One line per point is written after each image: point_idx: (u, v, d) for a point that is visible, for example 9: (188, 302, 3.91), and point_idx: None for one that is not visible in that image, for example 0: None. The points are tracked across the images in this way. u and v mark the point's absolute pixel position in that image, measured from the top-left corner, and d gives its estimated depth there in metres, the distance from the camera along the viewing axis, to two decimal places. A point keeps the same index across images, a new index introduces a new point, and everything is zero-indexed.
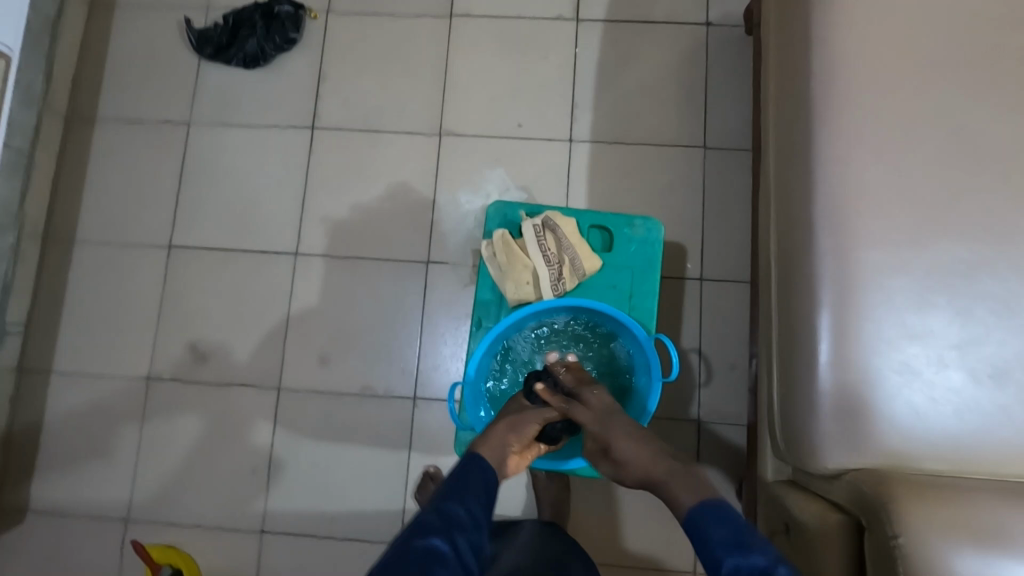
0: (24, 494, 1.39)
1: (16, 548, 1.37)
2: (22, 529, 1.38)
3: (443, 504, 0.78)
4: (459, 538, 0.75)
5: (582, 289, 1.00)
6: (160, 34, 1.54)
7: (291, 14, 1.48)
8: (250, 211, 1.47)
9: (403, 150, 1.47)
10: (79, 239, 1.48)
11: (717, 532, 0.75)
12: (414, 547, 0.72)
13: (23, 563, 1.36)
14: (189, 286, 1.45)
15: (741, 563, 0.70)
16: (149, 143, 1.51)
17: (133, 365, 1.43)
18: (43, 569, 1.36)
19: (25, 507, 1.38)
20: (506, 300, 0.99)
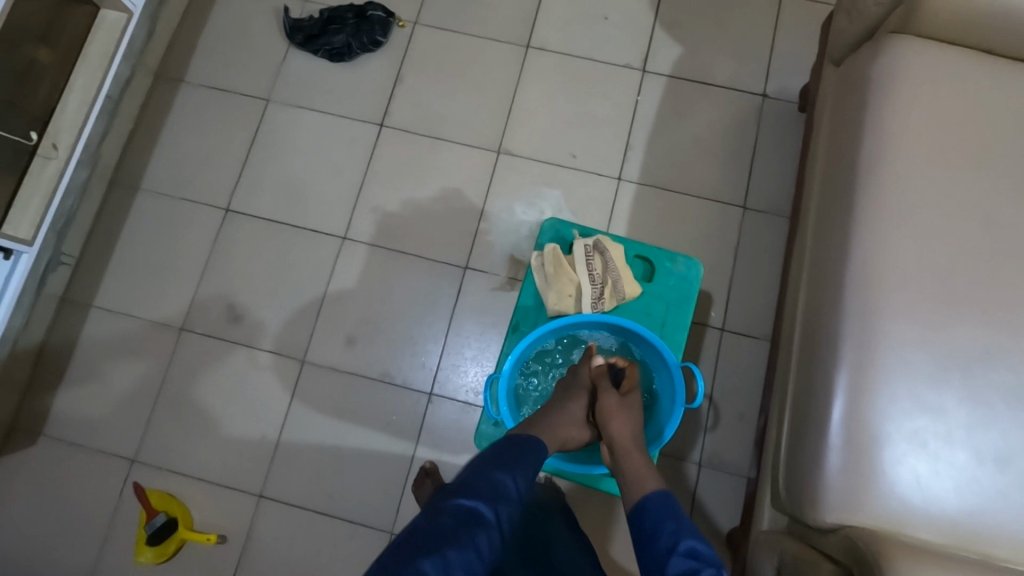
0: (40, 420, 1.43)
1: (21, 469, 1.41)
2: (30, 452, 1.41)
3: (493, 471, 0.83)
4: (501, 506, 0.79)
5: (620, 310, 1.05)
6: (258, 15, 1.66)
7: (382, 20, 1.60)
8: (309, 191, 1.55)
9: (462, 160, 1.55)
10: (144, 187, 1.56)
11: (666, 522, 0.83)
12: (462, 505, 0.77)
13: (25, 484, 1.40)
14: (238, 250, 1.52)
15: (698, 550, 0.79)
16: (227, 112, 1.61)
17: (170, 314, 1.48)
18: (42, 493, 1.39)
19: (38, 432, 1.42)
20: (547, 308, 1.04)
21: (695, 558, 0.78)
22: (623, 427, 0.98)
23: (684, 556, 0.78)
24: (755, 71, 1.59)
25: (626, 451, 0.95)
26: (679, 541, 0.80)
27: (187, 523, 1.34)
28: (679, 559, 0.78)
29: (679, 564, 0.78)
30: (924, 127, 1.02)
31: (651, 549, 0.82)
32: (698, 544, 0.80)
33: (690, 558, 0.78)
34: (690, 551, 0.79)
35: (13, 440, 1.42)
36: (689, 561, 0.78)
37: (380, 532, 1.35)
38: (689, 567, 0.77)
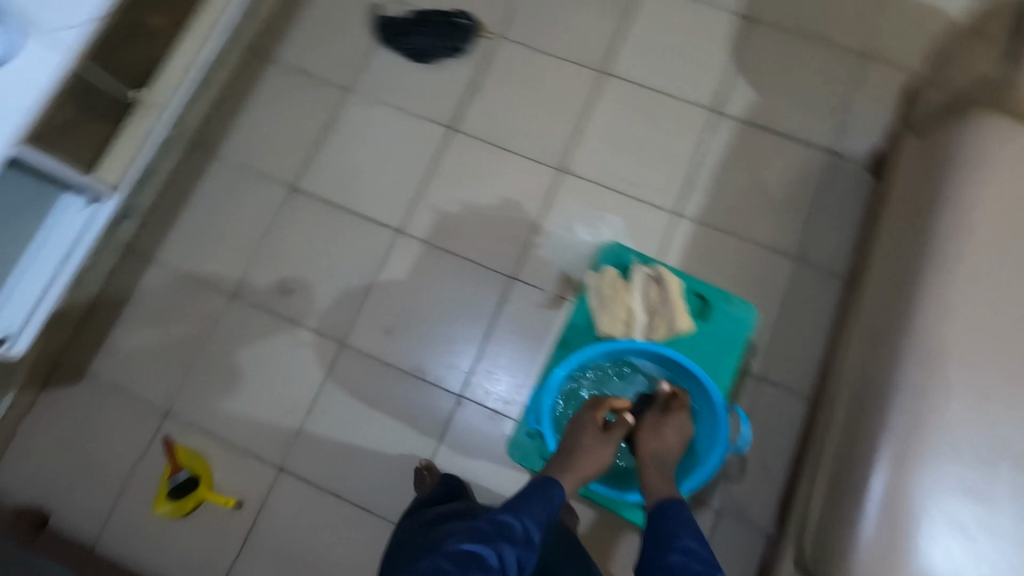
0: (86, 360, 1.48)
1: (60, 403, 1.46)
2: (72, 389, 1.47)
3: (502, 515, 0.89)
4: (506, 550, 0.85)
5: (670, 343, 1.05)
6: (350, 7, 1.72)
7: (467, 29, 1.67)
8: (372, 181, 1.59)
9: (524, 174, 1.58)
10: (218, 154, 1.63)
11: (670, 525, 0.89)
12: (465, 548, 0.83)
13: (62, 418, 1.45)
14: (296, 227, 1.56)
15: (693, 550, 0.85)
16: (306, 93, 1.66)
17: (222, 278, 1.52)
18: (77, 430, 1.44)
19: (81, 370, 1.47)
20: (597, 331, 1.06)
21: (691, 559, 0.84)
22: (656, 444, 1.02)
23: (683, 553, 0.84)
24: (828, 129, 1.59)
25: (654, 466, 0.99)
26: (677, 537, 0.87)
27: (207, 483, 1.38)
28: (677, 554, 0.84)
29: (679, 560, 0.84)
30: (1004, 208, 1.01)
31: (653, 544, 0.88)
32: (695, 544, 0.86)
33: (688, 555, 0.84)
34: (688, 548, 0.85)
35: (57, 375, 1.47)
36: (685, 559, 0.84)
37: (385, 523, 1.37)
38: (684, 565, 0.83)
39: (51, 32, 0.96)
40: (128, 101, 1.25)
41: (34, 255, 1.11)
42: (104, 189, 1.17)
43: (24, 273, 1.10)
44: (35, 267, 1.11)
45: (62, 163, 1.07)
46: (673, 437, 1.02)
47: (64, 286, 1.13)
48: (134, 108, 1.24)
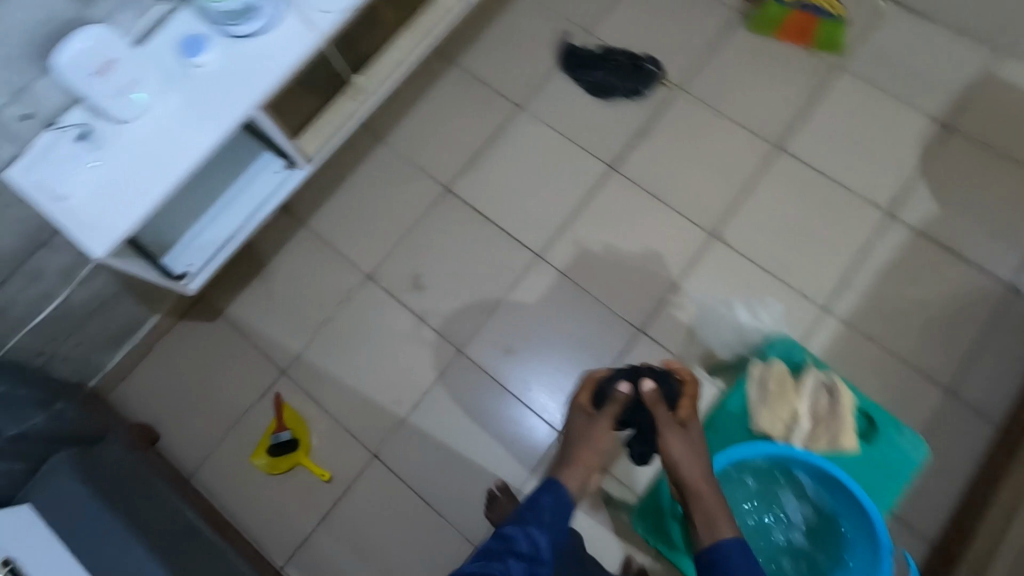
0: (223, 302, 1.56)
1: (191, 336, 1.54)
2: (204, 325, 1.55)
3: (504, 530, 0.87)
4: (511, 560, 0.83)
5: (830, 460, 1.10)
6: (541, 27, 1.74)
7: (651, 75, 1.66)
8: (525, 200, 1.60)
9: (676, 230, 1.55)
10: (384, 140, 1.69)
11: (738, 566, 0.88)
12: (471, 567, 0.82)
13: (189, 350, 1.53)
14: (442, 228, 1.59)
15: None
16: (480, 100, 1.69)
17: (364, 259, 1.58)
18: (200, 365, 1.52)
19: (217, 310, 1.55)
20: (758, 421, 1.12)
21: None
22: (688, 458, 0.99)
23: None
24: (1013, 264, 1.47)
25: (694, 483, 0.97)
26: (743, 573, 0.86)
27: (305, 448, 1.43)
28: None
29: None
30: None
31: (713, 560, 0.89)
32: None
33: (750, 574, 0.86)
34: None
35: (195, 308, 1.56)
36: None
37: (464, 541, 1.37)
38: None
39: (311, 15, 1.03)
40: (345, 80, 1.26)
41: (228, 203, 1.18)
42: (302, 159, 1.19)
43: (217, 219, 1.18)
44: (226, 215, 1.18)
45: (281, 129, 1.10)
46: (694, 442, 1.02)
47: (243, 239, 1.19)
48: (346, 90, 1.25)
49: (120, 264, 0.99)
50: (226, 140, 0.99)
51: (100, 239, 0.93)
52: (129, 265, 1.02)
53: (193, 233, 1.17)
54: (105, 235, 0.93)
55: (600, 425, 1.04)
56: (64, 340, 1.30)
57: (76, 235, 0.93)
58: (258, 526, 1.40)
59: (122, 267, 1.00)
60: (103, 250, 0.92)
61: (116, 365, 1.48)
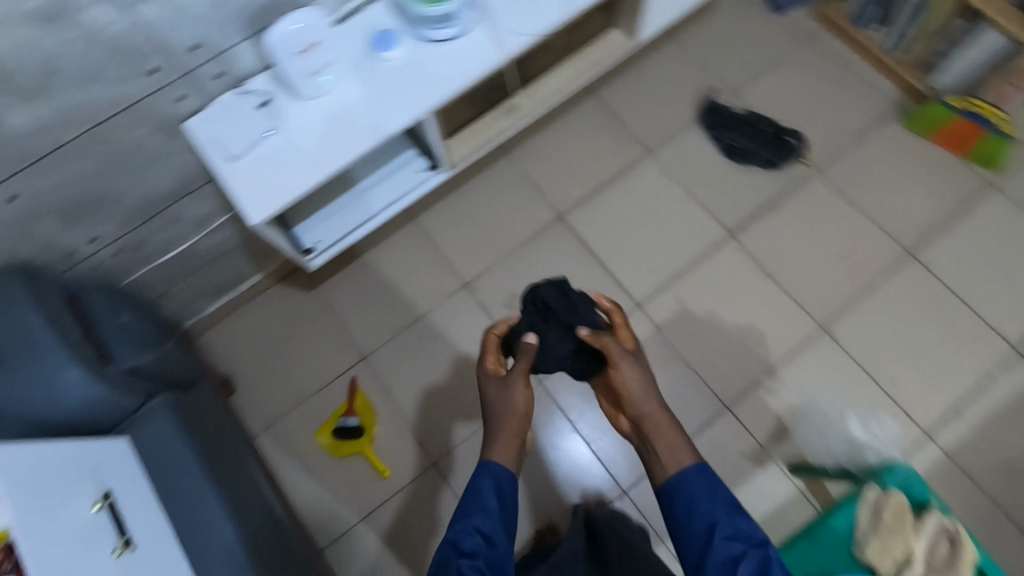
0: (320, 276, 1.58)
1: (282, 302, 1.57)
2: (297, 294, 1.57)
3: (449, 533, 0.85)
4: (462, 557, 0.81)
5: None
6: (687, 76, 1.70)
7: (791, 149, 1.61)
8: (635, 247, 1.57)
9: (784, 313, 1.49)
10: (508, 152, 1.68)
11: (697, 505, 0.85)
12: None
13: (278, 316, 1.56)
14: (547, 253, 1.57)
15: (726, 532, 0.82)
16: (610, 135, 1.66)
17: (464, 266, 1.57)
18: (285, 332, 1.55)
19: (313, 283, 1.58)
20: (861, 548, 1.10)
21: (735, 539, 0.82)
22: (635, 392, 0.93)
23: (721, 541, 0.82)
24: None
25: (650, 419, 0.92)
26: (717, 522, 0.83)
27: (368, 438, 1.44)
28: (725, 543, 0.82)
29: (722, 546, 0.82)
30: None
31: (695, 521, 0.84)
32: (735, 521, 0.83)
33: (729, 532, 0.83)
34: (731, 532, 0.82)
35: (292, 276, 1.59)
36: (730, 546, 0.82)
37: None
38: (732, 549, 0.81)
39: (501, 34, 1.03)
40: (506, 93, 1.27)
41: (366, 190, 1.20)
42: (444, 164, 1.21)
43: (353, 204, 1.20)
44: (362, 201, 1.20)
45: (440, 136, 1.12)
46: (642, 374, 0.94)
47: (371, 228, 1.21)
48: (501, 106, 1.25)
49: (266, 233, 1.02)
50: (392, 136, 1.01)
51: (258, 207, 0.96)
52: (272, 234, 1.05)
53: (327, 213, 1.19)
54: (264, 204, 0.96)
55: (513, 382, 0.95)
56: (179, 281, 1.35)
57: (237, 198, 0.97)
58: (308, 502, 1.41)
59: (267, 235, 1.04)
60: (259, 218, 0.95)
61: (211, 313, 1.53)
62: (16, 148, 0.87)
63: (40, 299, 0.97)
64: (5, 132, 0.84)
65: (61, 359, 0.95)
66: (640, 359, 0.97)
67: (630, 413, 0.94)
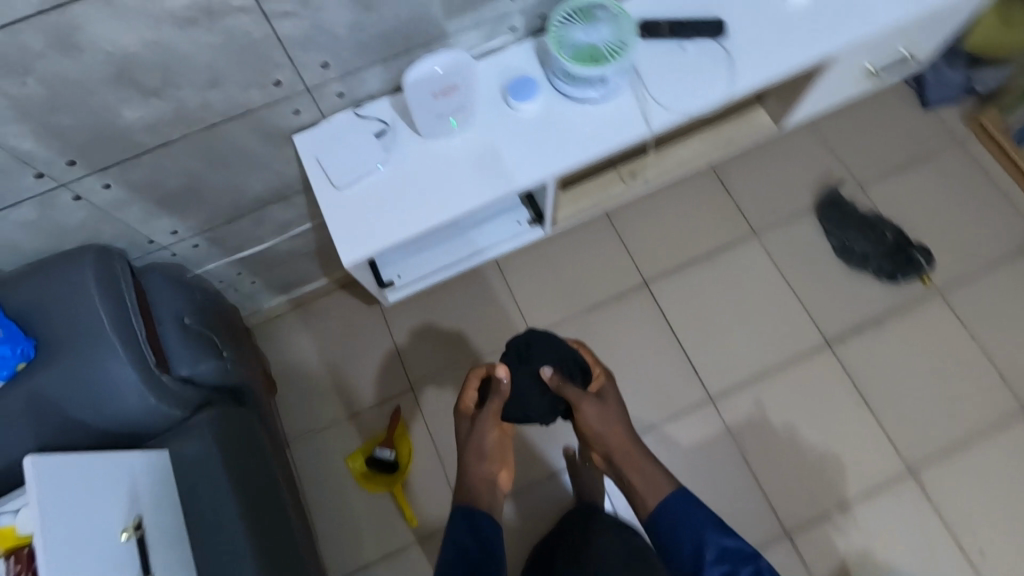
0: None
1: (340, 310, 1.50)
2: (357, 306, 1.50)
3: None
4: None
5: None
6: (812, 160, 1.56)
7: (916, 266, 1.45)
8: (721, 335, 1.44)
9: (870, 445, 1.35)
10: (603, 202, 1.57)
11: (684, 527, 0.85)
12: None
13: (334, 324, 1.49)
14: (624, 320, 1.46)
15: (715, 550, 0.82)
16: (717, 207, 1.53)
17: (536, 314, 1.47)
18: (337, 343, 1.48)
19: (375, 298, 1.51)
20: None
21: (723, 557, 0.82)
22: (605, 427, 0.96)
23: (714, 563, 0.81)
24: None
25: (622, 453, 0.95)
26: (704, 543, 0.82)
27: (401, 474, 1.38)
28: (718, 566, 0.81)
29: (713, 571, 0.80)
30: None
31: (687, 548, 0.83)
32: (723, 539, 0.82)
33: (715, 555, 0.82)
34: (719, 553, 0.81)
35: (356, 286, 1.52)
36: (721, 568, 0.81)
37: None
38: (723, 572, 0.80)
39: (650, 105, 0.93)
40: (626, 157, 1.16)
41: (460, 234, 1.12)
42: (546, 223, 1.12)
43: (443, 245, 1.12)
44: (453, 243, 1.12)
45: (554, 200, 1.03)
46: (612, 413, 0.98)
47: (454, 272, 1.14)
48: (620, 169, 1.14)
49: (356, 272, 0.95)
50: (510, 195, 0.93)
51: (355, 247, 0.89)
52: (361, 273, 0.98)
53: (415, 250, 1.11)
54: (362, 245, 0.89)
55: (485, 425, 0.96)
56: (246, 276, 1.29)
57: (335, 233, 0.90)
58: (328, 527, 1.36)
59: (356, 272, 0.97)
60: (353, 260, 0.89)
61: (269, 307, 1.47)
62: (124, 140, 0.82)
63: (109, 287, 0.93)
64: (117, 124, 0.79)
65: (121, 360, 0.89)
66: (608, 396, 1.00)
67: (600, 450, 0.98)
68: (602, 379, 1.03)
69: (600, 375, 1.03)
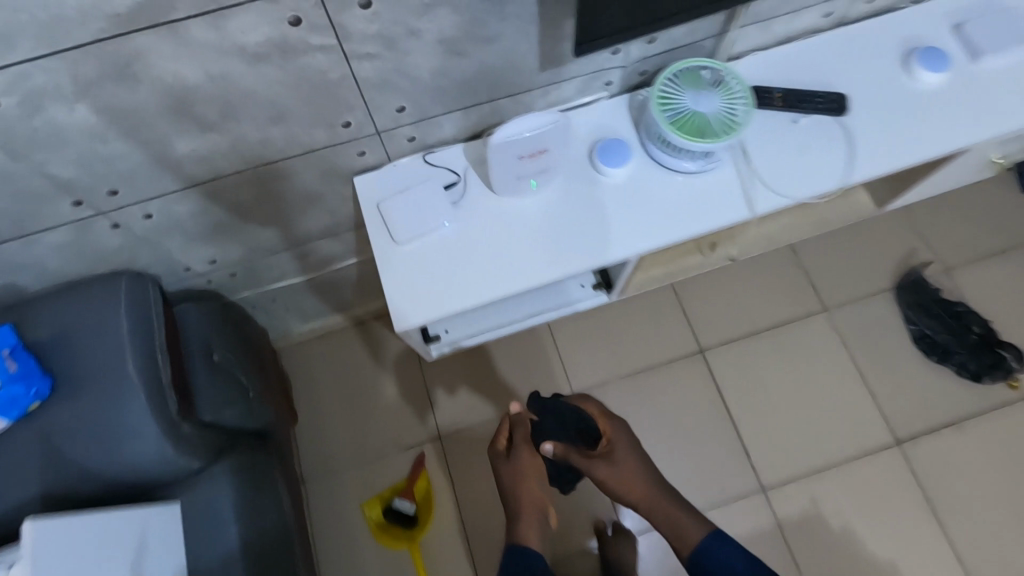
0: None
1: (371, 343, 1.41)
2: (389, 341, 1.41)
3: None
4: None
5: None
6: (895, 237, 1.44)
7: (1005, 368, 1.30)
8: (778, 418, 1.32)
9: (934, 563, 1.23)
10: None
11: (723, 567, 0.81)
12: None
13: (363, 357, 1.40)
14: (674, 389, 1.34)
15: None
16: (786, 276, 1.41)
17: (577, 372, 1.36)
18: (364, 377, 1.39)
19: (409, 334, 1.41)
20: None
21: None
22: (627, 479, 0.91)
23: None
24: None
25: (648, 501, 0.91)
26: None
27: (419, 530, 1.28)
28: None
29: None
30: None
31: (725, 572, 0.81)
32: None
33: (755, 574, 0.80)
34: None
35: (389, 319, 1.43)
36: None
37: None
38: None
39: (755, 186, 0.83)
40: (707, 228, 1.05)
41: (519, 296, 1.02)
42: (616, 291, 1.03)
43: (500, 306, 1.02)
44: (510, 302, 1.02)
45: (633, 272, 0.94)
46: (632, 461, 0.92)
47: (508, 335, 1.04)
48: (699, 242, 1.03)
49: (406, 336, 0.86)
50: (587, 271, 0.83)
51: (411, 313, 0.81)
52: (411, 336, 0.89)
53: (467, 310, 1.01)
54: (419, 312, 0.81)
55: (522, 457, 0.94)
56: (280, 303, 1.21)
57: (390, 293, 0.81)
58: None
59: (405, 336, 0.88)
60: (407, 327, 0.80)
61: (298, 332, 1.39)
62: (175, 170, 0.74)
63: (140, 323, 0.84)
64: (169, 154, 0.71)
65: (143, 406, 0.80)
66: (623, 445, 0.94)
67: (623, 499, 0.93)
68: (614, 429, 0.96)
69: (610, 425, 0.96)
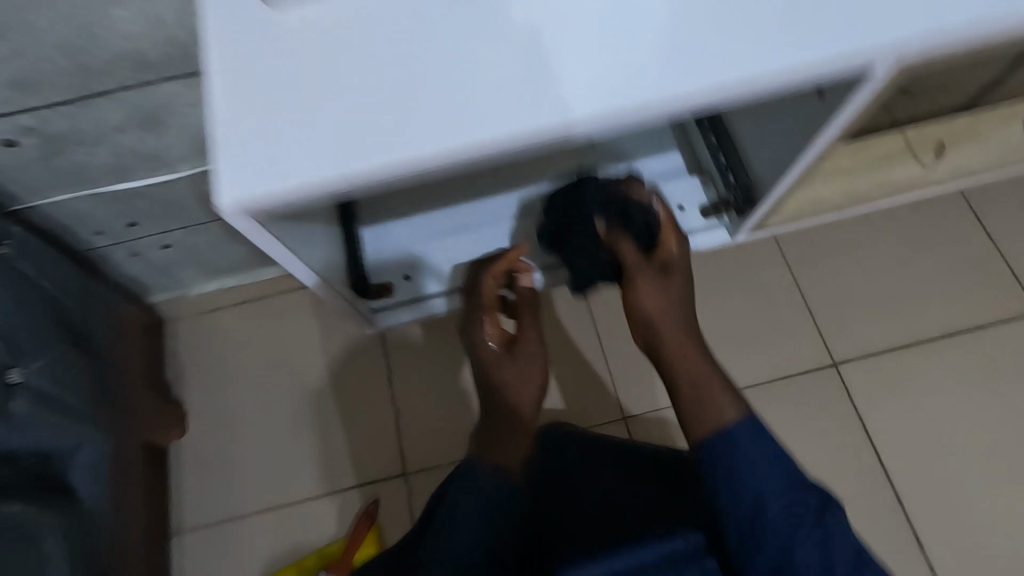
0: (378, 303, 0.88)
1: (305, 320, 0.89)
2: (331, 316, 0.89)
3: None
4: None
5: None
6: None
7: None
8: (968, 495, 0.77)
9: None
10: None
11: (734, 467, 0.47)
12: None
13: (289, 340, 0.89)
14: (793, 426, 0.80)
15: (789, 503, 0.46)
16: (981, 251, 0.86)
17: (631, 387, 0.80)
18: (290, 372, 0.88)
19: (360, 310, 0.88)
20: None
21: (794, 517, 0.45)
22: (665, 310, 0.55)
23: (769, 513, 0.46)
24: None
25: (676, 350, 0.53)
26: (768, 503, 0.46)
27: None
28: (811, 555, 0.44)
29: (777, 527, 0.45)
30: None
31: (736, 482, 0.47)
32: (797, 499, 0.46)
33: (783, 493, 0.46)
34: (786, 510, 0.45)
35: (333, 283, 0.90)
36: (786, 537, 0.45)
37: None
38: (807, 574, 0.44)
39: None
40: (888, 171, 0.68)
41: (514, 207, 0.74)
42: (750, 224, 0.67)
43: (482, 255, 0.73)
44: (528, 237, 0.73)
45: (812, 162, 0.51)
46: (680, 292, 0.57)
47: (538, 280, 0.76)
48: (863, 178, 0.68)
49: (248, 232, 0.39)
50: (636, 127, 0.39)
51: (273, 169, 0.36)
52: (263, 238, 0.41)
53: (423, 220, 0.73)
54: (286, 168, 0.36)
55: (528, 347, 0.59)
56: (150, 234, 0.72)
57: (217, 109, 0.37)
58: None
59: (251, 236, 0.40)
60: (241, 203, 0.35)
61: (202, 294, 0.90)
62: None
63: None
64: None
65: None
66: (682, 271, 0.59)
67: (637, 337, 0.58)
68: (681, 252, 0.60)
69: (679, 248, 0.60)
